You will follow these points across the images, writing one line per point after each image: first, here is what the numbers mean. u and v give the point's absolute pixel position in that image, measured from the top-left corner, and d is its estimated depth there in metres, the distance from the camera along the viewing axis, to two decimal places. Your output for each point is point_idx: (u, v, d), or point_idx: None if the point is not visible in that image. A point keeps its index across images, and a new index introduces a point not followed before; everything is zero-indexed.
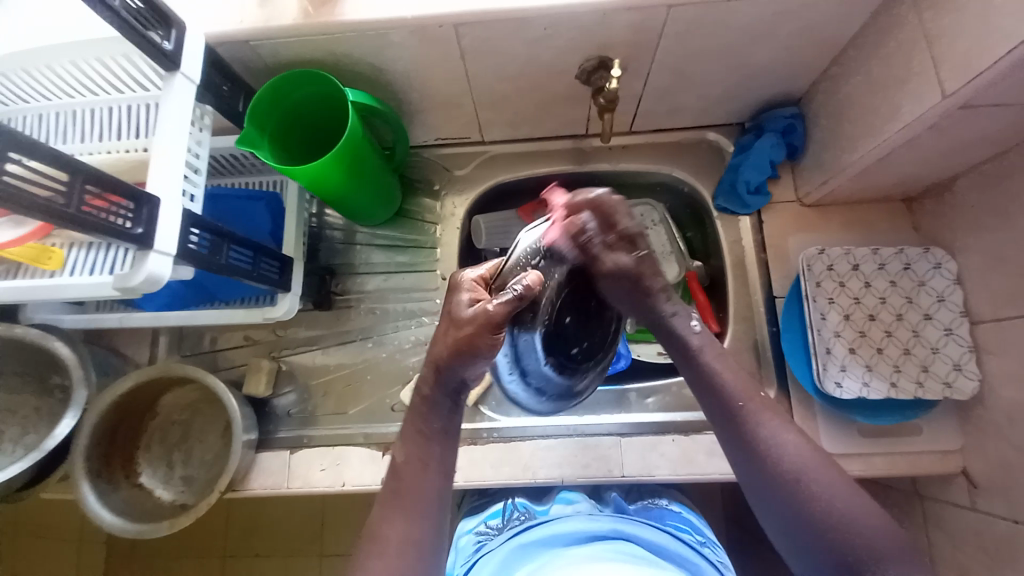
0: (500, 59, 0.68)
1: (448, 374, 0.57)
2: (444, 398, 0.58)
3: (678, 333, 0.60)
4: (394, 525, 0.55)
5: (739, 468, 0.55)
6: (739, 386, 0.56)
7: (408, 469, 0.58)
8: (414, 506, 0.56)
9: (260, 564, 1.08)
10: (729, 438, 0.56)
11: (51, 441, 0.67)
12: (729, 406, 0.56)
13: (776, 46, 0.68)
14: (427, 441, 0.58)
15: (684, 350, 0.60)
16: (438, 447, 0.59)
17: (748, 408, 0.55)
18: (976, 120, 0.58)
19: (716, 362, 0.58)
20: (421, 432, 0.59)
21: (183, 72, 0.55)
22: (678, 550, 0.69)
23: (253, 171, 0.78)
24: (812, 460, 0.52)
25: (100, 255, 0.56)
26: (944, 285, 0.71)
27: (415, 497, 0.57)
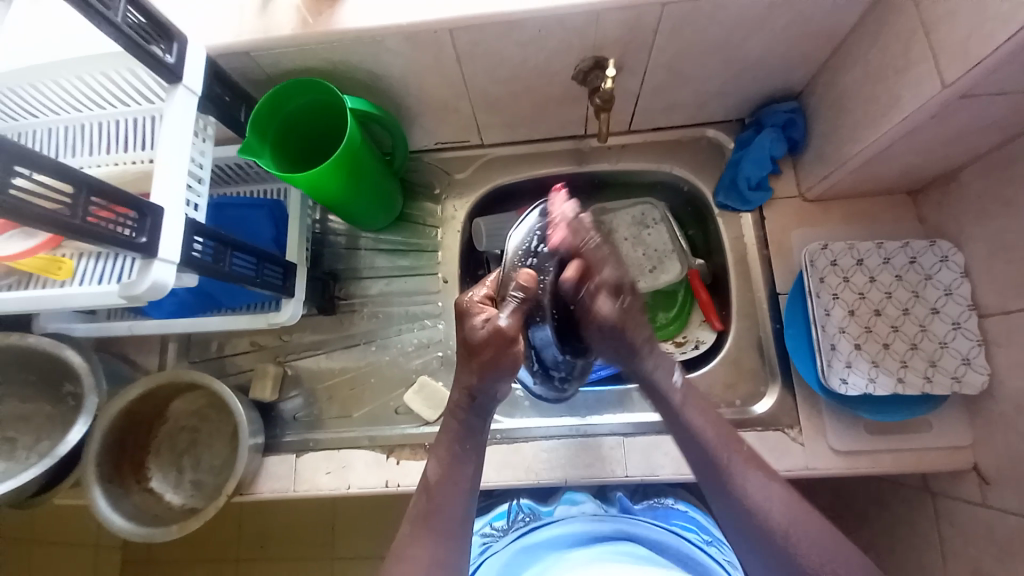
0: (496, 62, 0.69)
1: (485, 394, 0.63)
2: (474, 418, 0.64)
3: (659, 389, 0.65)
4: (421, 544, 0.59)
5: (727, 526, 0.59)
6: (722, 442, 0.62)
7: (440, 488, 0.62)
8: (441, 528, 0.60)
9: (272, 568, 1.09)
10: (715, 488, 0.60)
11: (62, 447, 0.69)
12: (714, 462, 0.61)
13: (773, 40, 0.68)
14: (458, 459, 0.63)
15: (667, 406, 0.64)
16: (470, 468, 0.63)
17: (733, 464, 0.60)
18: (977, 109, 0.57)
19: (697, 417, 0.63)
20: (452, 450, 0.63)
21: (184, 85, 0.56)
22: (683, 548, 0.68)
23: (256, 179, 0.80)
24: (796, 513, 0.57)
25: (109, 265, 0.57)
26: (951, 278, 0.70)
27: (443, 519, 0.61)
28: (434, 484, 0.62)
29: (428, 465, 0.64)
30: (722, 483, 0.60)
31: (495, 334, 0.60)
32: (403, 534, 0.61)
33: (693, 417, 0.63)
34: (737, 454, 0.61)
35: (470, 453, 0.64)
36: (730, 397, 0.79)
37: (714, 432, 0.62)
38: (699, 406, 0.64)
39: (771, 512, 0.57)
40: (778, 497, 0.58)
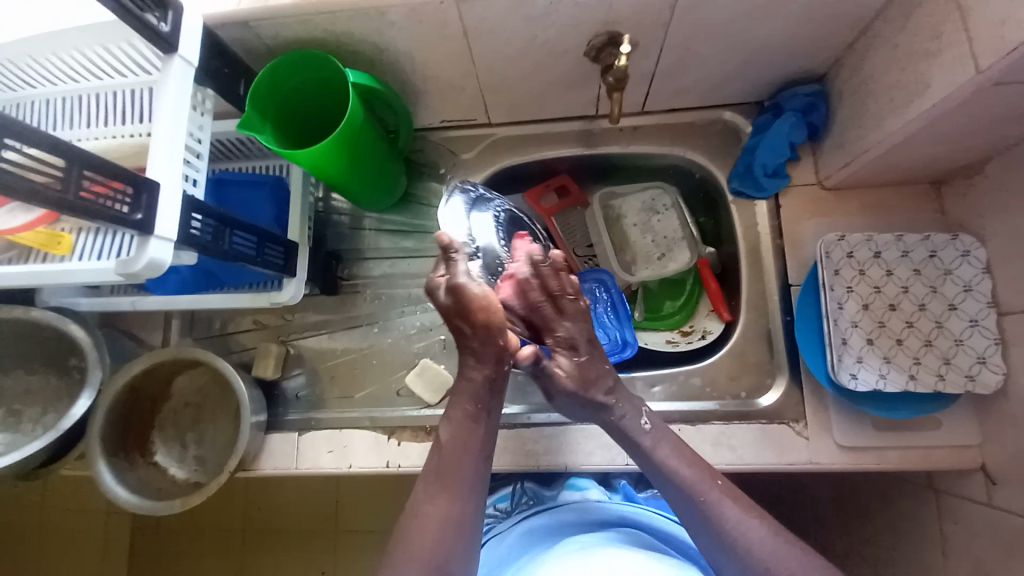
0: (503, 38, 0.66)
1: (486, 346, 0.61)
2: (484, 383, 0.62)
3: (626, 431, 0.65)
4: (438, 504, 0.58)
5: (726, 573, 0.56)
6: (702, 480, 0.60)
7: (451, 449, 0.61)
8: (456, 487, 0.59)
9: (279, 539, 1.11)
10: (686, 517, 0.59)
11: (68, 421, 0.70)
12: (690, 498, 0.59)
13: (797, 18, 0.64)
14: (472, 419, 0.62)
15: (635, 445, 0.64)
16: (481, 435, 0.62)
17: (707, 499, 0.59)
18: (1013, 97, 0.53)
19: (665, 453, 0.63)
20: (470, 411, 0.62)
21: (182, 55, 0.54)
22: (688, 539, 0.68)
23: (259, 155, 0.78)
24: (775, 545, 0.55)
25: (108, 240, 0.56)
26: (972, 274, 0.67)
27: (459, 480, 0.60)
28: (447, 441, 0.62)
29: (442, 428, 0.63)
30: (694, 508, 0.59)
31: (459, 293, 0.60)
32: (419, 491, 0.60)
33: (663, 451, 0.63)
34: (709, 482, 0.60)
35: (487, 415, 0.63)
36: (735, 388, 0.78)
37: (689, 466, 0.61)
38: (666, 440, 0.64)
39: (758, 553, 0.55)
40: (756, 528, 0.57)
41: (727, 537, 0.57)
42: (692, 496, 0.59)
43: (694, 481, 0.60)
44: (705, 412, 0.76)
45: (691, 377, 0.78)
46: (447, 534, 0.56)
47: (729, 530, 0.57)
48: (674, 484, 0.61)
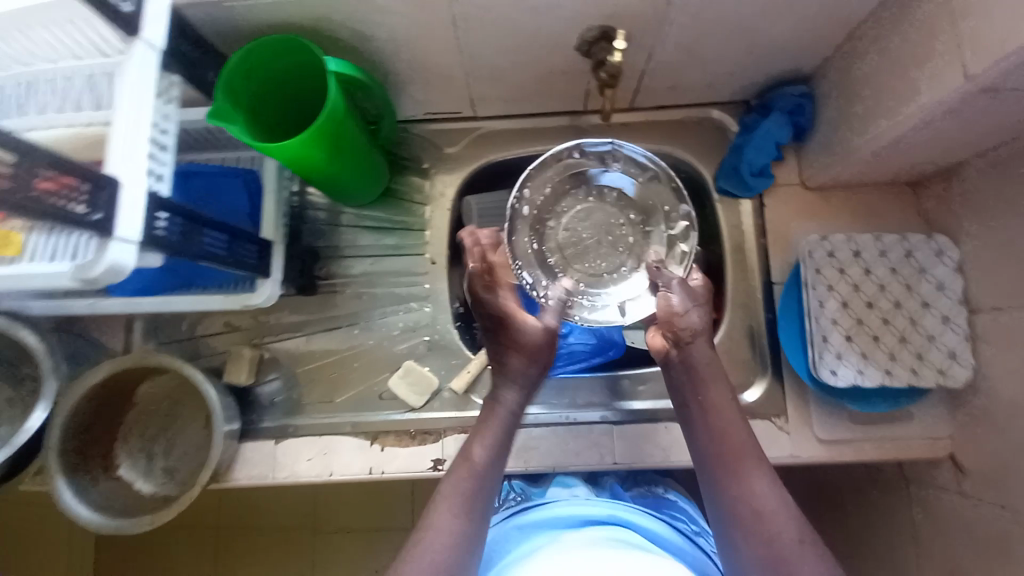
0: (494, 28, 0.63)
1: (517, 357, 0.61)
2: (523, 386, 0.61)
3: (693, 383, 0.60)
4: (457, 513, 0.54)
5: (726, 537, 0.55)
6: (750, 453, 0.57)
7: (481, 455, 0.58)
8: (481, 506, 0.56)
9: (254, 545, 1.07)
10: (712, 480, 0.57)
11: (23, 435, 0.64)
12: (725, 459, 0.57)
13: (789, 17, 0.63)
14: (506, 425, 0.60)
15: (698, 401, 0.60)
16: (509, 459, 0.60)
17: (740, 465, 0.56)
18: (997, 103, 0.55)
19: (720, 420, 0.59)
20: (502, 436, 0.59)
21: (144, 38, 0.49)
22: (675, 541, 0.68)
23: (228, 146, 0.73)
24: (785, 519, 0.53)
25: (61, 240, 0.51)
26: (946, 274, 0.70)
27: (485, 500, 0.56)
28: (475, 463, 0.58)
29: (474, 445, 0.59)
30: (724, 476, 0.56)
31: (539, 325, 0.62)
32: (435, 504, 0.55)
33: (722, 422, 0.59)
34: (755, 454, 0.57)
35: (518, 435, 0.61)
36: None
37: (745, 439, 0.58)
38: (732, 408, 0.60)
39: (769, 523, 0.53)
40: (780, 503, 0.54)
41: (744, 518, 0.54)
42: (726, 466, 0.56)
43: (735, 451, 0.57)
44: None
45: None
46: (460, 554, 0.53)
47: (753, 510, 0.54)
48: (715, 456, 0.57)
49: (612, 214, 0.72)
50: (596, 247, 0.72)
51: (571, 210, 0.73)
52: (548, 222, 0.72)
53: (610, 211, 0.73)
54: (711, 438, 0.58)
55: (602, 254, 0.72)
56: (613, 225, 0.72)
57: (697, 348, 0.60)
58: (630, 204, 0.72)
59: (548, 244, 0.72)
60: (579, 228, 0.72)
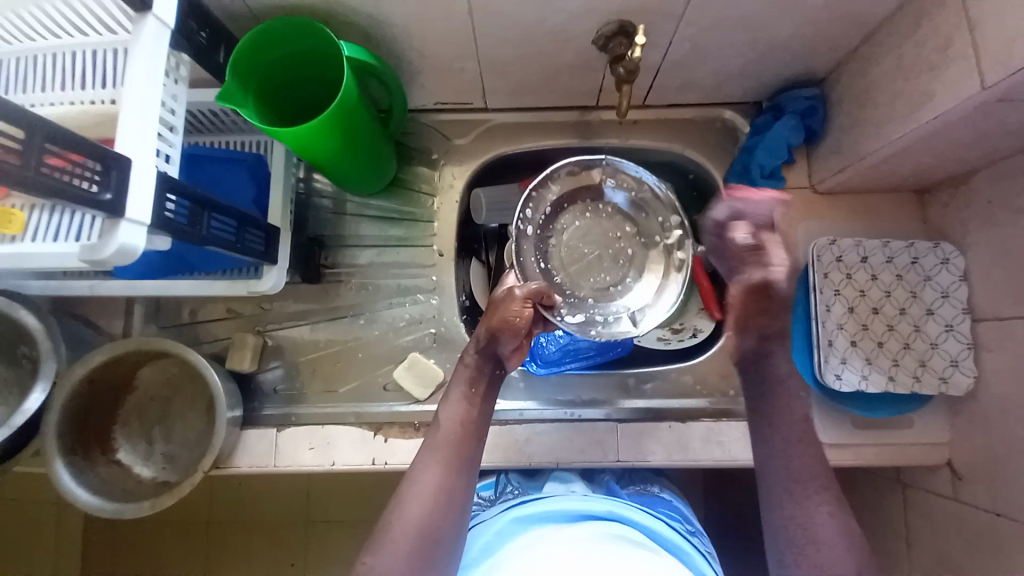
0: (510, 19, 0.62)
1: (488, 349, 0.62)
2: (486, 364, 0.62)
3: (776, 394, 0.60)
4: (433, 470, 0.56)
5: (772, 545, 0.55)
6: (802, 467, 0.56)
7: (452, 428, 0.59)
8: (455, 457, 0.57)
9: (251, 533, 1.07)
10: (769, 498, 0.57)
11: (21, 416, 0.64)
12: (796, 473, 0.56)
13: (806, 18, 0.63)
14: (474, 398, 0.61)
15: (763, 413, 0.60)
16: (478, 411, 0.61)
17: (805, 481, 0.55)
18: (1011, 113, 0.55)
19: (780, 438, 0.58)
20: (466, 392, 0.61)
21: (154, 14, 0.48)
22: (672, 540, 0.68)
23: (235, 129, 0.72)
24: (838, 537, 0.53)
25: (63, 219, 0.50)
26: (950, 281, 0.70)
27: (456, 451, 0.58)
28: (445, 424, 0.59)
29: (442, 408, 0.61)
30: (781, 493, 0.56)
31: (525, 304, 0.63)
32: (412, 467, 0.58)
33: (782, 439, 0.58)
34: (811, 471, 0.56)
35: (484, 389, 0.61)
36: (724, 386, 0.79)
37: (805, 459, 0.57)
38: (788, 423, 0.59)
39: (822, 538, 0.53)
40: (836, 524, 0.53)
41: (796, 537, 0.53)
42: (794, 485, 0.55)
43: (801, 469, 0.56)
44: (695, 410, 0.77)
45: (683, 375, 0.79)
46: (442, 505, 0.55)
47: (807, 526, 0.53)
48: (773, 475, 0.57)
49: (610, 229, 0.72)
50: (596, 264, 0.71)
51: (570, 226, 0.72)
52: (549, 236, 0.72)
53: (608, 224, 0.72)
54: (771, 455, 0.58)
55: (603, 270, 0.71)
56: (611, 240, 0.72)
57: (777, 357, 0.61)
58: (627, 217, 0.72)
59: (551, 262, 0.71)
60: (578, 244, 0.72)
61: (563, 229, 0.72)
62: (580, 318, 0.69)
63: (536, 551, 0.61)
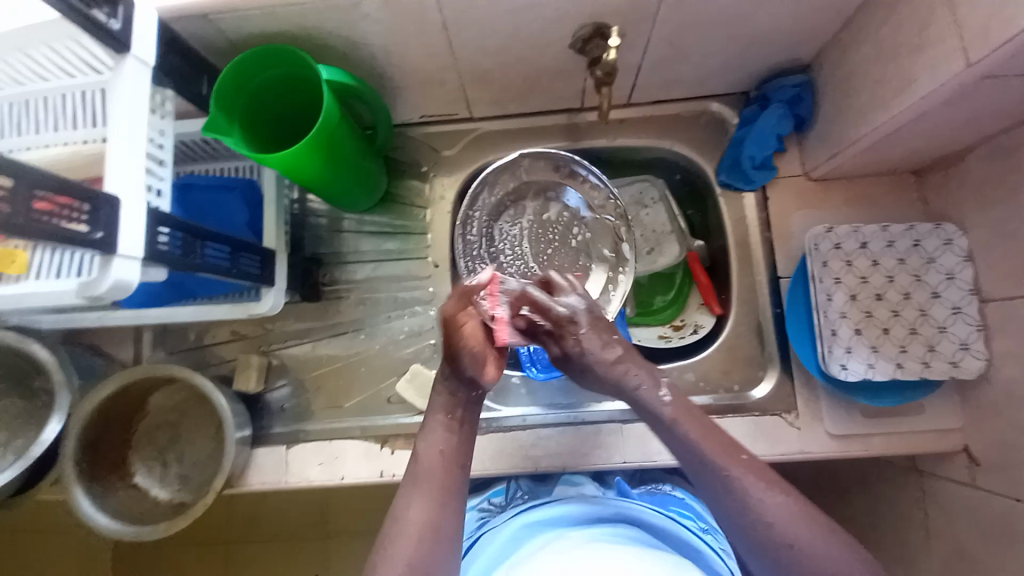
0: (483, 31, 0.63)
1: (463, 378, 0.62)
2: (461, 386, 0.62)
3: (644, 405, 0.61)
4: (420, 506, 0.56)
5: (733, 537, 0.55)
6: (794, 524, 0.52)
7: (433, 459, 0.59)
8: (441, 489, 0.58)
9: (268, 548, 1.09)
10: (739, 534, 0.54)
11: (39, 447, 0.66)
12: (703, 465, 0.56)
13: (786, 6, 0.62)
14: (450, 422, 0.61)
15: (656, 419, 0.61)
16: (458, 436, 0.61)
17: (720, 466, 0.56)
18: (1000, 90, 0.53)
19: (746, 476, 0.55)
20: (448, 426, 0.61)
21: (135, 54, 0.49)
22: (681, 535, 0.67)
23: (226, 156, 0.74)
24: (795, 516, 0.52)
25: (66, 257, 0.53)
26: (955, 262, 0.68)
27: (441, 484, 0.58)
28: (427, 455, 0.60)
29: (420, 445, 0.61)
30: (733, 505, 0.54)
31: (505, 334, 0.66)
32: (399, 499, 0.58)
33: (742, 470, 0.55)
34: (785, 508, 0.53)
35: (462, 413, 0.62)
36: (727, 382, 0.78)
37: (781, 506, 0.53)
38: (745, 461, 0.56)
39: (766, 511, 0.53)
40: (773, 495, 0.53)
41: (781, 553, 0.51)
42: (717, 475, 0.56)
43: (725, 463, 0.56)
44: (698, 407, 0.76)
45: (684, 373, 0.78)
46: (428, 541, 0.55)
47: (754, 508, 0.53)
48: (757, 522, 0.52)
49: (547, 223, 0.82)
50: (550, 248, 0.81)
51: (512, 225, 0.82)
52: (492, 251, 0.81)
53: (528, 216, 0.82)
54: (735, 505, 0.54)
55: (562, 253, 0.81)
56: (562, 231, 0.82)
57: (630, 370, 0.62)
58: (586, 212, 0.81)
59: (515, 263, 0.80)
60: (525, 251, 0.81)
61: (504, 242, 0.81)
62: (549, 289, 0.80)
63: (547, 557, 0.61)
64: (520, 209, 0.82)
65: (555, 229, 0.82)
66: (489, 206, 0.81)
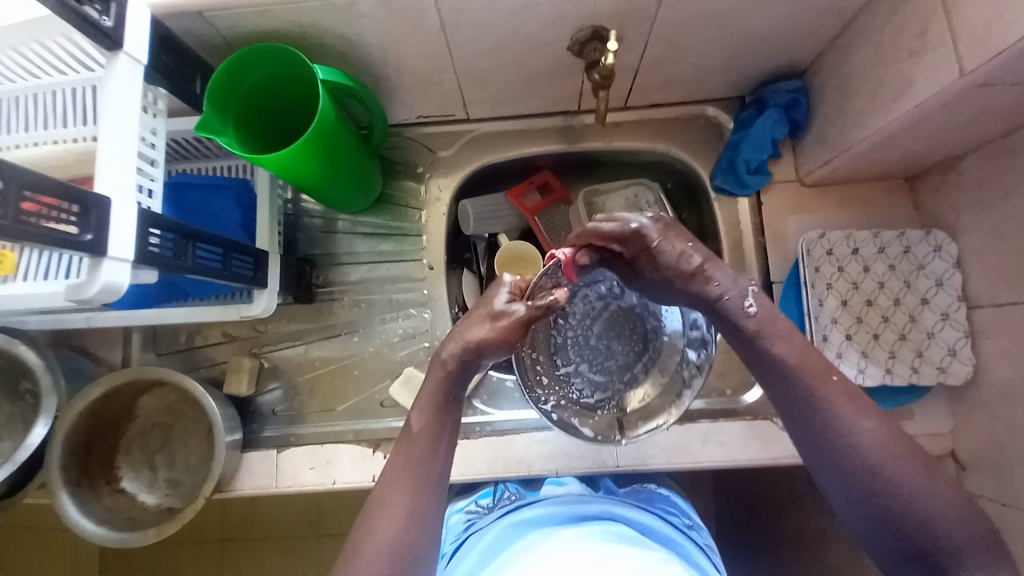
0: (483, 31, 0.63)
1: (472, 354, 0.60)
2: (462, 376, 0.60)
3: (729, 314, 0.58)
4: (402, 488, 0.54)
5: (825, 468, 0.52)
6: (880, 449, 0.50)
7: (420, 439, 0.57)
8: (423, 470, 0.55)
9: (261, 552, 1.08)
10: (825, 457, 0.52)
11: (24, 451, 0.65)
12: (799, 394, 0.54)
13: (781, 11, 0.63)
14: (444, 407, 0.59)
15: (742, 337, 0.58)
16: (449, 421, 0.59)
17: (820, 395, 0.53)
18: (993, 97, 0.54)
19: (846, 412, 0.52)
20: (438, 400, 0.59)
21: (127, 52, 0.48)
22: (666, 532, 0.68)
23: (219, 155, 0.73)
24: (891, 448, 0.50)
25: (53, 258, 0.52)
26: (944, 269, 0.69)
27: (424, 465, 0.56)
28: (416, 432, 0.57)
29: (411, 415, 0.59)
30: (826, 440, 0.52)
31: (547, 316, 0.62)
32: (381, 480, 0.55)
33: (833, 400, 0.52)
34: (877, 436, 0.50)
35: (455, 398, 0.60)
36: (721, 385, 0.79)
37: (872, 434, 0.50)
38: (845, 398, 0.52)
39: (863, 452, 0.50)
40: (870, 429, 0.51)
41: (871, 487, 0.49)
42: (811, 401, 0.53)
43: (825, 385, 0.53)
44: (693, 411, 0.77)
45: None
46: (411, 524, 0.53)
47: (847, 440, 0.51)
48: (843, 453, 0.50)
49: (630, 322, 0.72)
50: (609, 348, 0.71)
51: (587, 312, 0.72)
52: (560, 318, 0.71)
53: (606, 311, 0.72)
54: (825, 433, 0.52)
55: (615, 359, 0.70)
56: (625, 334, 0.71)
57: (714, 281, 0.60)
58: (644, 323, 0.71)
59: (564, 354, 0.70)
60: (597, 350, 0.71)
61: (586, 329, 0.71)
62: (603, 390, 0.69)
63: (532, 557, 0.61)
64: (611, 296, 0.72)
65: (635, 334, 0.71)
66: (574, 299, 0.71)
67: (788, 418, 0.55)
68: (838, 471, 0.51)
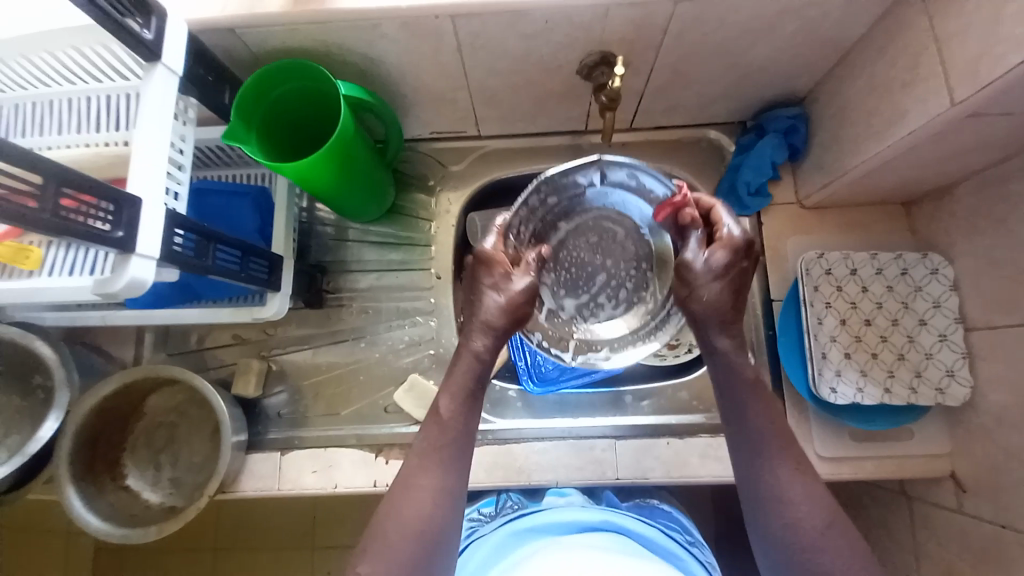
0: (498, 54, 0.66)
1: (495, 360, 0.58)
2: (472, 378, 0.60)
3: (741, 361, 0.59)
4: (425, 475, 0.55)
5: (753, 510, 0.56)
6: (810, 504, 0.54)
7: (439, 428, 0.58)
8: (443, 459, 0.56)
9: (257, 560, 1.07)
10: (759, 501, 0.56)
11: (34, 445, 0.65)
12: (753, 439, 0.57)
13: (782, 43, 0.66)
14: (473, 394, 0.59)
15: (727, 377, 0.60)
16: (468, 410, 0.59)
17: (771, 445, 0.56)
18: (983, 127, 0.57)
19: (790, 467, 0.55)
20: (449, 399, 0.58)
21: (165, 64, 0.52)
22: (666, 544, 0.69)
23: (241, 163, 0.76)
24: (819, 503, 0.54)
25: (80, 255, 0.54)
26: (940, 291, 0.71)
27: (443, 455, 0.57)
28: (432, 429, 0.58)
29: (439, 400, 0.59)
30: (765, 488, 0.55)
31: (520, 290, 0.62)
32: (407, 466, 0.57)
33: (781, 454, 0.56)
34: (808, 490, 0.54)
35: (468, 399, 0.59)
36: None
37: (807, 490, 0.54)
38: (793, 454, 0.56)
39: (796, 505, 0.54)
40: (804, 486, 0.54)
41: (786, 536, 0.53)
42: (765, 446, 0.56)
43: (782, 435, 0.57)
44: (693, 424, 0.78)
45: (679, 391, 0.80)
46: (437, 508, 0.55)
47: (780, 492, 0.55)
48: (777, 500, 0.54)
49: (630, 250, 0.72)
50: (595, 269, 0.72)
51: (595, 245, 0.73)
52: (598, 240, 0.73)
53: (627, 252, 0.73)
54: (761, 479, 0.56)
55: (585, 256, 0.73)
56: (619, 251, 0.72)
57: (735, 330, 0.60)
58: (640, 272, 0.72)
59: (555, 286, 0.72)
60: (585, 261, 0.73)
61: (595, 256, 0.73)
62: (573, 311, 0.72)
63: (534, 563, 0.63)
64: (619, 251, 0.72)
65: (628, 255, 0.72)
66: (618, 230, 0.72)
67: (733, 454, 0.58)
68: (762, 515, 0.55)
